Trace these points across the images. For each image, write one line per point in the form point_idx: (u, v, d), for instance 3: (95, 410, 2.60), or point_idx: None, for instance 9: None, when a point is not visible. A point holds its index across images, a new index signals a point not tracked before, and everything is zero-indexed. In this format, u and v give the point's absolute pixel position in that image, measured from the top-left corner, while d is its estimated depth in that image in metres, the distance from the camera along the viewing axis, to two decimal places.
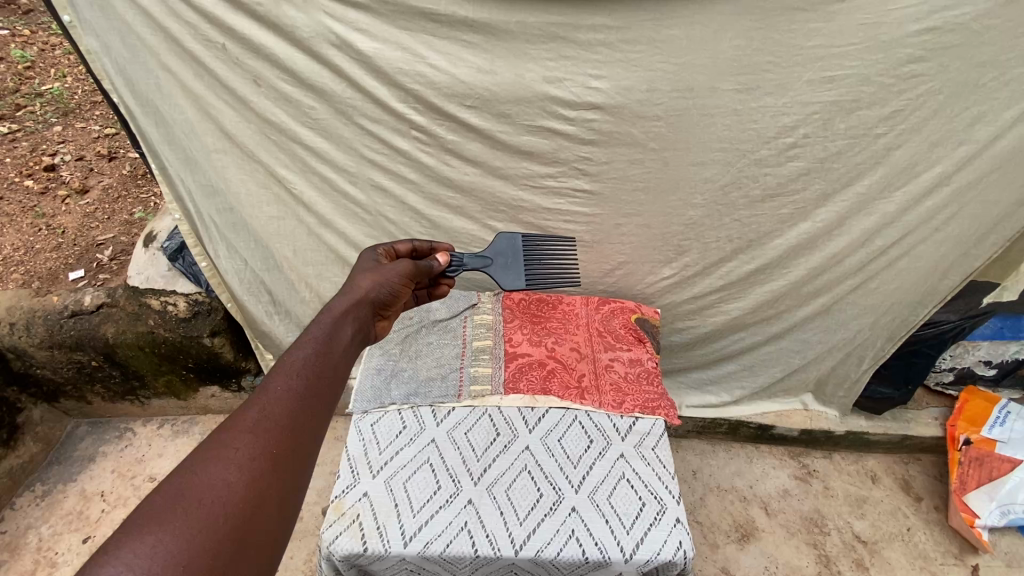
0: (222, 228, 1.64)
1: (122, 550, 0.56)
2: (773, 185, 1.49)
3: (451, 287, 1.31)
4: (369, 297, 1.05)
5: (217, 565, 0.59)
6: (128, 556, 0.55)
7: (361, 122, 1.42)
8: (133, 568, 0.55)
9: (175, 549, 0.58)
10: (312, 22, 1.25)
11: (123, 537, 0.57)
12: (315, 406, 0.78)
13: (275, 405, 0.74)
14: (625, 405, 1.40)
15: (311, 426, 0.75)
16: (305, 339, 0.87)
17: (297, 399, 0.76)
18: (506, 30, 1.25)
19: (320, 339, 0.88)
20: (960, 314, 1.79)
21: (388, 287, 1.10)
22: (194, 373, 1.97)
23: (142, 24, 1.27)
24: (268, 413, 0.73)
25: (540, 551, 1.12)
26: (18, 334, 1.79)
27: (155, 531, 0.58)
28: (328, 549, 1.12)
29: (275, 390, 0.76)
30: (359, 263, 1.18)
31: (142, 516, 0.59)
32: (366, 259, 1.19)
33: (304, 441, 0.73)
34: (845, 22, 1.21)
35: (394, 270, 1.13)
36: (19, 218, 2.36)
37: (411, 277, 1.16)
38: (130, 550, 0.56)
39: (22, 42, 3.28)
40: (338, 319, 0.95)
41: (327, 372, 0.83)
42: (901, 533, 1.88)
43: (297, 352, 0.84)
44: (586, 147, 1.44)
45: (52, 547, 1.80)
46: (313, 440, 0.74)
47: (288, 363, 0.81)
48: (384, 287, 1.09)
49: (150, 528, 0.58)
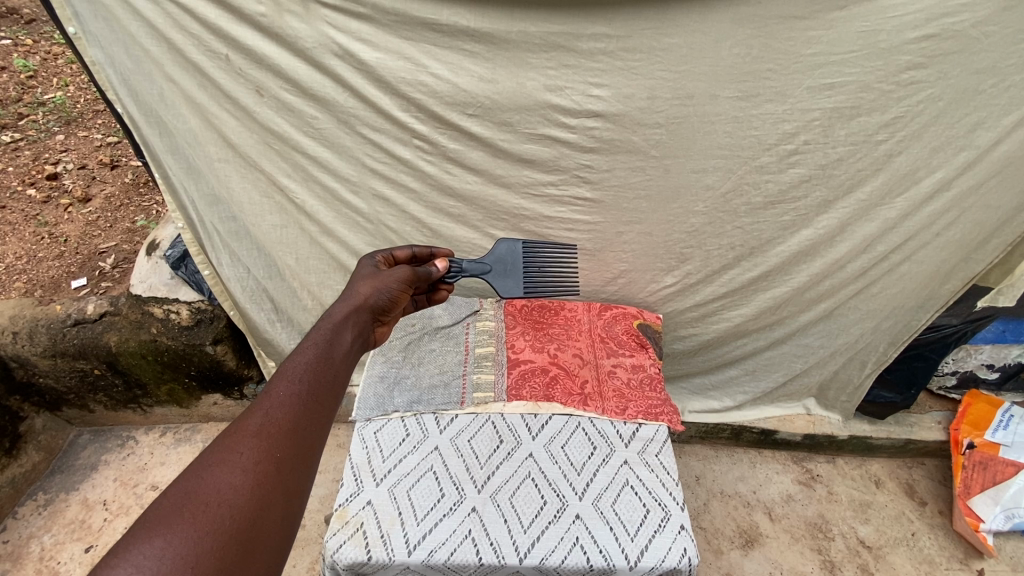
0: (224, 237, 1.65)
1: (131, 552, 0.56)
2: (774, 192, 1.49)
3: (451, 292, 1.32)
4: (369, 303, 1.06)
5: (226, 567, 0.60)
6: (137, 557, 0.56)
7: (363, 131, 1.42)
8: (142, 570, 0.55)
9: (183, 551, 0.58)
10: (314, 32, 1.25)
11: (132, 538, 0.58)
12: (317, 412, 0.78)
13: (278, 410, 0.74)
14: (628, 410, 1.40)
15: (313, 430, 0.75)
16: (308, 343, 0.88)
17: (300, 404, 0.76)
18: (507, 39, 1.25)
19: (322, 345, 0.88)
20: (962, 318, 1.80)
21: (388, 292, 1.11)
22: (196, 381, 1.98)
23: (146, 35, 1.27)
24: (271, 418, 0.73)
25: (544, 559, 1.11)
26: (21, 343, 1.80)
27: (163, 533, 0.59)
28: (332, 558, 1.12)
29: (278, 396, 0.76)
30: (358, 269, 1.19)
31: (151, 518, 0.60)
32: (366, 265, 1.20)
33: (306, 446, 0.73)
34: (845, 31, 1.21)
35: (393, 276, 1.14)
36: (21, 227, 2.36)
37: (410, 283, 1.16)
38: (139, 552, 0.57)
39: (24, 51, 3.31)
40: (339, 323, 0.95)
41: (330, 377, 0.84)
42: (906, 538, 1.87)
43: (300, 357, 0.84)
44: (586, 156, 1.45)
45: (54, 557, 1.79)
46: (315, 444, 0.74)
47: (291, 367, 0.82)
48: (383, 293, 1.09)
49: (157, 530, 0.59)
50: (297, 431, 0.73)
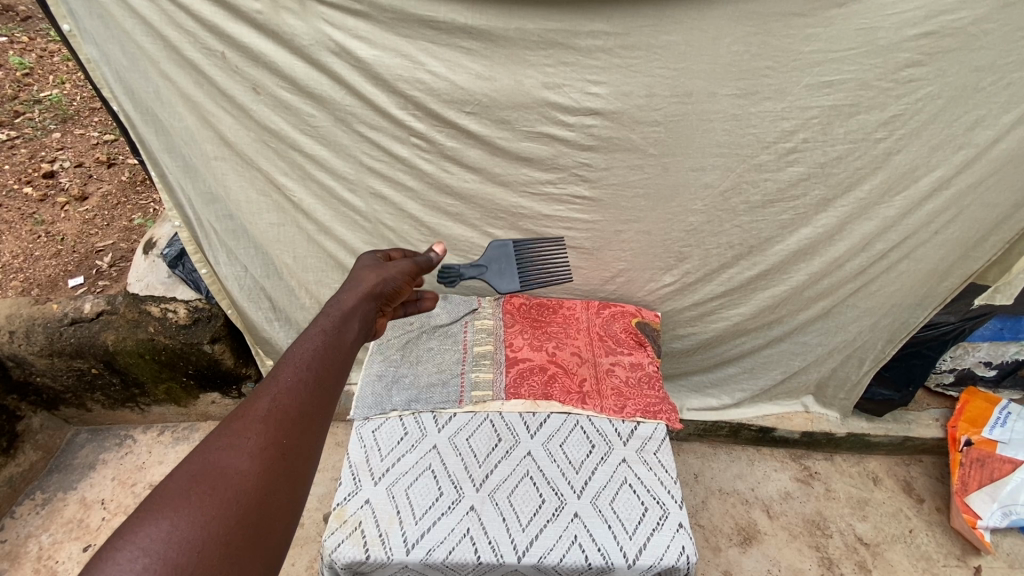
0: (222, 235, 1.64)
1: (138, 534, 0.56)
2: (773, 190, 1.49)
3: (435, 304, 1.32)
4: (376, 292, 1.06)
5: (232, 551, 0.59)
6: (144, 540, 0.56)
7: (360, 129, 1.42)
8: (149, 553, 0.55)
9: (190, 534, 0.58)
10: (311, 29, 1.24)
11: (138, 521, 0.57)
12: (324, 399, 0.77)
13: (286, 396, 0.74)
14: (625, 409, 1.40)
15: (319, 418, 0.75)
16: (315, 329, 0.88)
17: (307, 390, 0.76)
18: (504, 36, 1.25)
19: (328, 334, 0.88)
20: (960, 315, 1.81)
21: (393, 281, 1.11)
22: (193, 379, 1.98)
23: (142, 32, 1.26)
24: (279, 403, 0.72)
25: (542, 557, 1.11)
26: (18, 342, 1.79)
27: (170, 516, 0.58)
28: (330, 557, 1.12)
29: (285, 382, 0.76)
30: (361, 260, 1.19)
31: (158, 502, 0.60)
32: (367, 257, 1.20)
33: (312, 433, 0.73)
34: (844, 28, 1.21)
35: (399, 267, 1.15)
36: (18, 225, 2.35)
37: (414, 275, 1.17)
38: (146, 535, 0.56)
39: (21, 49, 3.29)
40: (347, 311, 0.95)
41: (335, 365, 0.84)
42: (903, 535, 1.88)
43: (305, 344, 0.84)
44: (585, 153, 1.45)
45: (52, 556, 1.78)
46: (320, 433, 0.74)
47: (298, 353, 0.81)
48: (388, 281, 1.10)
49: (164, 513, 0.58)
50: (303, 419, 0.73)
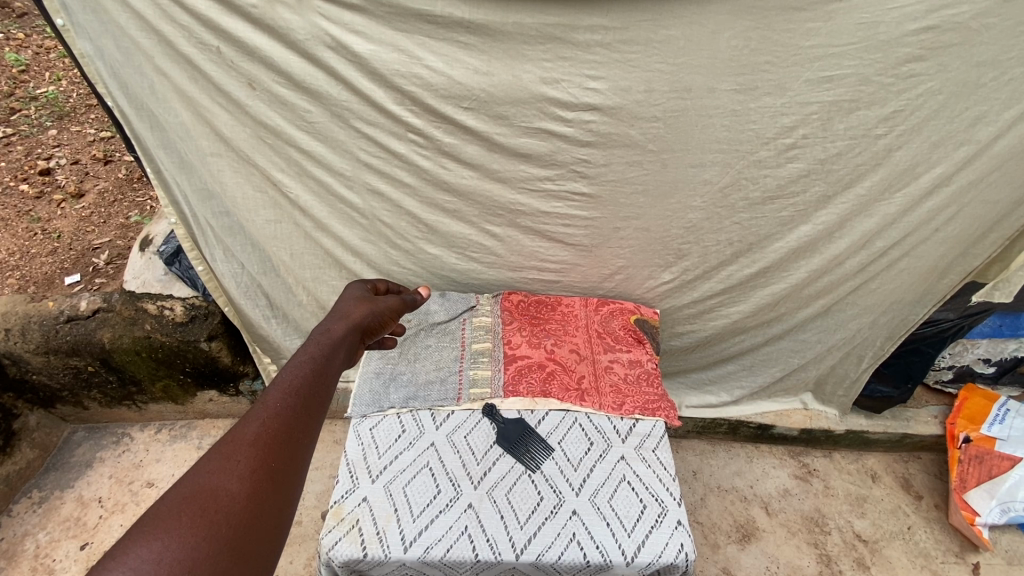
0: (218, 232, 1.64)
1: (129, 555, 0.55)
2: (773, 186, 1.48)
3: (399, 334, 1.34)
4: (362, 324, 1.10)
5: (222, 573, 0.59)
6: (135, 560, 0.54)
7: (357, 124, 1.41)
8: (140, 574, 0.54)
9: (180, 556, 0.57)
10: (307, 24, 1.23)
11: (129, 541, 0.56)
12: (312, 423, 0.78)
13: (275, 419, 0.74)
14: (625, 406, 1.40)
15: (307, 441, 0.75)
16: (302, 356, 0.89)
17: (295, 414, 0.76)
18: (502, 31, 1.24)
19: (317, 360, 0.90)
20: (959, 312, 1.81)
21: (377, 315, 1.16)
22: (191, 377, 1.97)
23: (135, 27, 1.24)
24: (269, 427, 0.73)
25: (540, 555, 1.11)
26: (14, 340, 1.78)
27: (161, 537, 0.58)
28: (328, 555, 1.11)
29: (275, 405, 0.76)
30: (349, 291, 1.23)
31: (149, 522, 0.59)
32: (356, 288, 1.25)
33: (300, 457, 0.73)
34: (844, 22, 1.20)
35: (386, 303, 1.21)
36: (13, 223, 2.34)
37: (397, 312, 1.24)
38: (137, 555, 0.55)
39: (16, 46, 3.27)
40: (333, 339, 0.98)
41: (323, 391, 0.85)
42: (901, 532, 1.88)
43: (295, 369, 0.85)
44: (584, 149, 1.44)
45: (49, 554, 1.78)
46: (308, 456, 0.74)
47: (287, 378, 0.82)
48: (372, 315, 1.14)
49: (155, 533, 0.58)
50: (293, 442, 0.73)
